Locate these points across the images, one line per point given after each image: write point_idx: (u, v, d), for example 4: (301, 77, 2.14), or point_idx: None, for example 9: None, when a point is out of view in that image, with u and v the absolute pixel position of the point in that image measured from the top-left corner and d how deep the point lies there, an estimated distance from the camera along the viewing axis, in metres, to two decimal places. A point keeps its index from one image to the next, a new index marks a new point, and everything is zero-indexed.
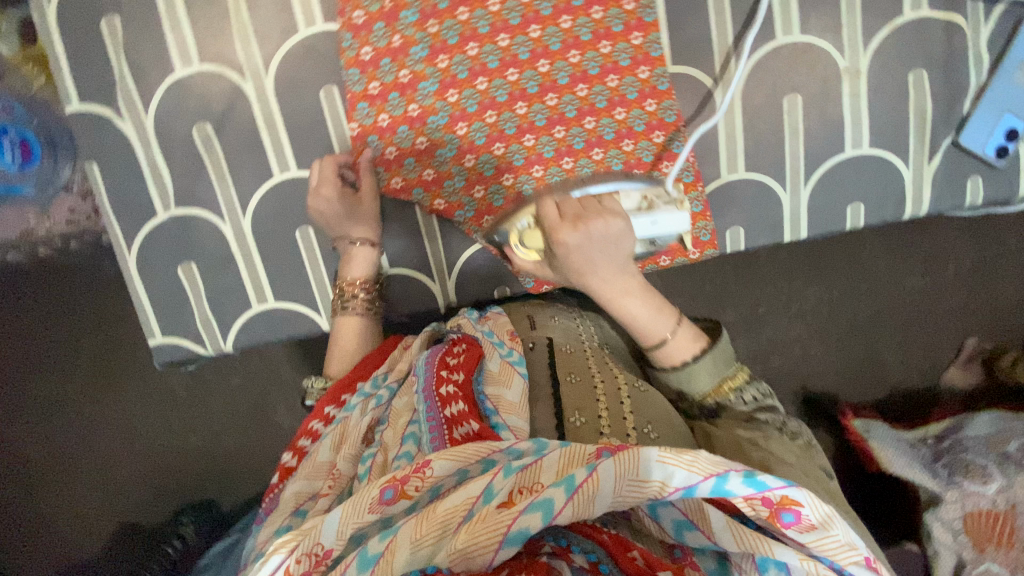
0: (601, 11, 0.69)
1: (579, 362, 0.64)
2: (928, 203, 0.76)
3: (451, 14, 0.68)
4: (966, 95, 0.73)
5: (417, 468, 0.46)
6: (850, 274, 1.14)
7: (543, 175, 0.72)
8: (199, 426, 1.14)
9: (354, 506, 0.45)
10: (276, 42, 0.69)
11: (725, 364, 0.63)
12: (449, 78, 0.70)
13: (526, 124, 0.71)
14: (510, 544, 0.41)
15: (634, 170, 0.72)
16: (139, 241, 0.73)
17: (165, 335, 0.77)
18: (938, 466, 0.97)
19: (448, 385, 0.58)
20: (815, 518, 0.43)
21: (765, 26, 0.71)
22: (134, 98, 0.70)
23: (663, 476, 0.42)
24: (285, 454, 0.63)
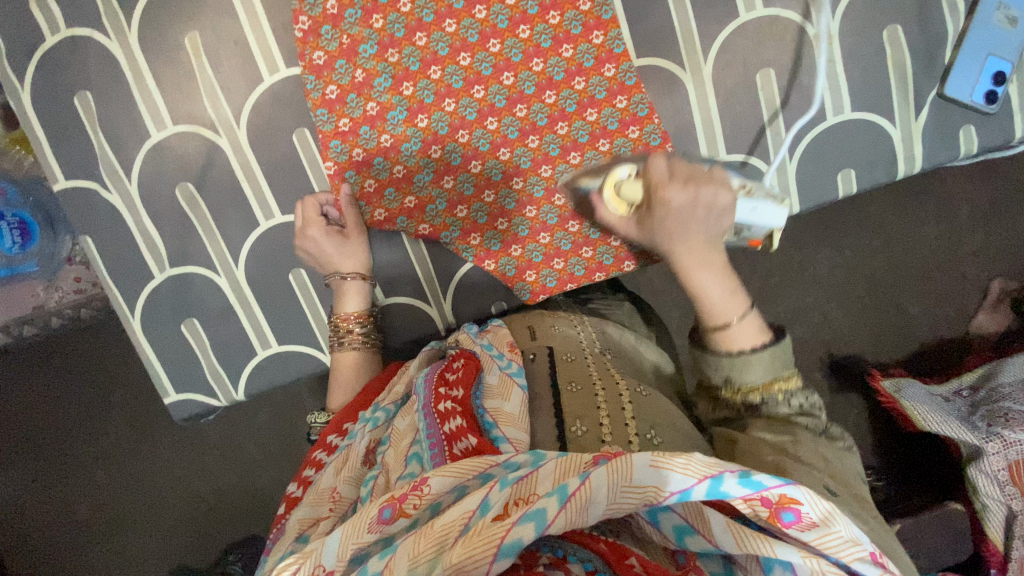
0: (559, 15, 0.69)
1: (580, 369, 0.63)
2: (921, 159, 0.74)
3: (410, 41, 0.68)
4: (946, 45, 0.71)
5: (415, 485, 0.46)
6: (861, 232, 1.15)
7: (524, 186, 0.73)
8: (233, 466, 1.17)
9: (353, 527, 0.45)
10: (243, 94, 0.70)
11: (782, 365, 0.57)
12: (417, 104, 0.70)
13: (499, 138, 0.71)
14: (504, 556, 0.38)
15: None
16: (141, 305, 0.75)
17: (178, 393, 0.78)
18: (975, 419, 0.94)
19: (446, 401, 0.56)
20: (816, 515, 0.42)
21: (726, 6, 0.69)
22: (117, 168, 0.71)
23: (658, 481, 0.41)
24: (290, 487, 0.63)
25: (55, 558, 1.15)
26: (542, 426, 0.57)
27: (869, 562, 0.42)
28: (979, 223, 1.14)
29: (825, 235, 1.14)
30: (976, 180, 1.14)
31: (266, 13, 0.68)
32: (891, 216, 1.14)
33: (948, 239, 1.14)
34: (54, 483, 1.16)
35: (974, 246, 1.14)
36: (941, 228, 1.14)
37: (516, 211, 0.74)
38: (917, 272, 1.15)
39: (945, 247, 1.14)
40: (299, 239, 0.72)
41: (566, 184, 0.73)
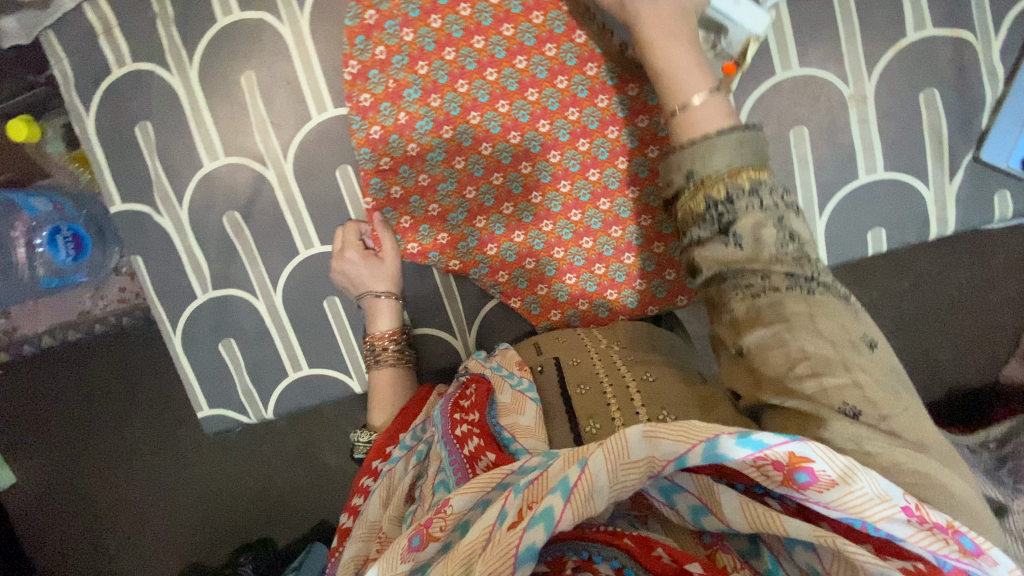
0: (596, 68, 0.71)
1: (588, 370, 0.63)
2: (954, 221, 0.74)
3: (452, 87, 0.71)
4: (983, 110, 0.71)
5: (439, 509, 0.48)
6: (891, 275, 1.14)
7: (553, 229, 0.75)
8: (254, 474, 1.20)
9: (387, 561, 0.47)
10: (291, 130, 0.73)
11: (752, 154, 0.51)
12: (455, 147, 0.73)
13: (532, 181, 0.74)
14: (523, 563, 0.40)
15: (642, 217, 0.74)
16: (183, 323, 0.79)
17: (211, 408, 0.82)
18: (1002, 474, 0.94)
19: (462, 426, 0.59)
20: (835, 473, 0.39)
21: (763, 63, 0.70)
22: (170, 194, 0.75)
23: (651, 449, 0.42)
24: (343, 516, 0.65)
25: (82, 548, 1.21)
26: (558, 431, 0.58)
27: (901, 517, 0.38)
28: (1013, 278, 1.12)
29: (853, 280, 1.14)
30: (1013, 234, 1.11)
31: (318, 55, 0.71)
32: (923, 265, 1.13)
33: (980, 291, 1.12)
34: (84, 480, 1.21)
35: (1006, 298, 1.12)
36: (973, 279, 1.12)
37: (544, 251, 0.76)
38: (947, 320, 1.13)
39: (976, 298, 1.13)
40: (335, 267, 0.75)
41: (594, 228, 0.75)
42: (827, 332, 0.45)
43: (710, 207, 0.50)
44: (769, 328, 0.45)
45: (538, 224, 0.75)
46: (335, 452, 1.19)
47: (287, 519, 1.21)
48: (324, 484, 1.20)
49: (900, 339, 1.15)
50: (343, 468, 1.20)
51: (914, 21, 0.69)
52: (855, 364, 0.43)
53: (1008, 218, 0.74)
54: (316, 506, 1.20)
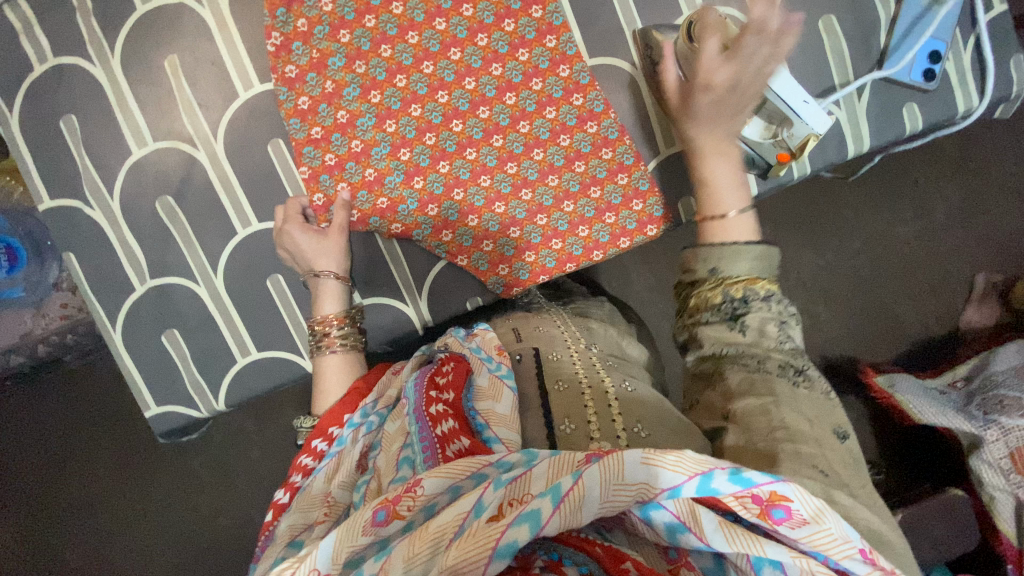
0: (512, 23, 0.73)
1: (566, 368, 0.63)
2: (869, 137, 0.77)
3: (376, 53, 0.73)
4: (879, 29, 0.75)
5: (408, 486, 0.46)
6: (838, 233, 1.17)
7: (491, 183, 0.76)
8: (223, 505, 1.15)
9: (347, 530, 0.45)
10: (219, 109, 0.73)
11: (767, 269, 0.61)
12: (385, 111, 0.74)
13: (465, 139, 0.75)
14: (500, 558, 0.38)
15: (576, 163, 0.76)
16: (122, 318, 0.77)
17: (159, 406, 0.78)
18: (971, 409, 0.95)
19: (437, 404, 0.57)
20: (808, 512, 0.40)
21: (669, 6, 0.75)
22: (99, 185, 0.74)
23: (649, 477, 0.40)
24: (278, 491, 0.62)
25: None
26: (532, 427, 0.58)
27: (859, 559, 0.40)
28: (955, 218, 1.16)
29: (803, 238, 1.17)
30: (947, 175, 1.16)
31: (240, 32, 0.72)
32: (866, 214, 1.17)
33: (924, 238, 1.17)
34: (41, 522, 1.14)
35: (949, 239, 1.16)
36: (915, 223, 1.17)
37: (485, 208, 0.76)
38: (899, 271, 1.17)
39: (920, 242, 1.17)
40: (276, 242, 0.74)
41: (531, 178, 0.76)
42: (807, 412, 0.52)
43: (726, 300, 0.60)
44: (759, 397, 0.53)
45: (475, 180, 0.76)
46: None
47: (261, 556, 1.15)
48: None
49: (858, 291, 1.17)
50: None
51: None
52: (828, 445, 0.50)
53: (918, 130, 0.77)
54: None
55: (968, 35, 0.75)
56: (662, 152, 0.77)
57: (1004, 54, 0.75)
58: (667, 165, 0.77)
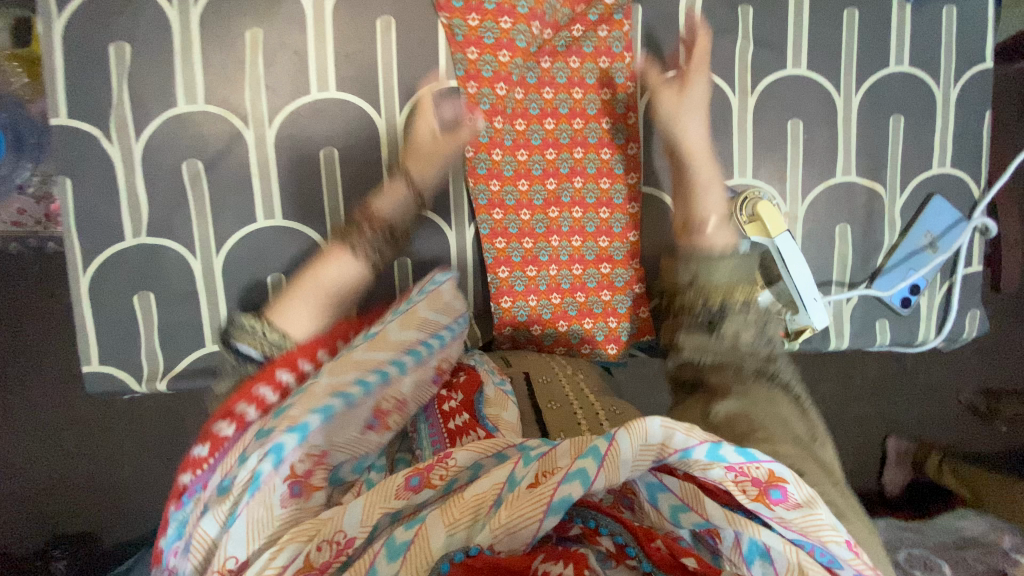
0: (581, 182, 0.77)
1: (558, 390, 0.65)
2: (847, 336, 0.87)
3: (541, 181, 0.76)
4: (879, 251, 0.85)
5: (440, 458, 0.47)
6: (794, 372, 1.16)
7: (566, 331, 0.78)
8: (93, 453, 1.03)
9: (379, 493, 0.44)
10: (285, 98, 0.72)
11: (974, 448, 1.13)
12: (497, 201, 0.76)
13: (555, 285, 0.78)
14: (554, 512, 0.39)
15: (604, 291, 0.79)
16: (98, 265, 0.71)
17: (100, 364, 0.73)
18: None
19: (450, 402, 0.57)
20: (802, 496, 0.42)
21: (726, 166, 0.81)
22: (129, 123, 0.70)
23: (665, 437, 0.42)
24: (220, 421, 0.52)
25: None
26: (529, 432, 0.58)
27: (845, 548, 0.41)
28: (893, 395, 1.17)
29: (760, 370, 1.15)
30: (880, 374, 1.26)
31: (334, 36, 0.72)
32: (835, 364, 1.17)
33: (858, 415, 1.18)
34: None
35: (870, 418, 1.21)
36: (867, 407, 1.17)
37: (593, 263, 0.78)
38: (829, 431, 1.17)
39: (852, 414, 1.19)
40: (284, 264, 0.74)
41: (621, 312, 0.80)
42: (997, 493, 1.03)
43: (705, 309, 0.65)
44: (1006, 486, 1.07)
45: (596, 264, 0.79)
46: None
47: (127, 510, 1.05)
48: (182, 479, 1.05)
49: None
50: None
51: (843, 165, 0.84)
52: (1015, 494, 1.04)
53: (884, 344, 0.88)
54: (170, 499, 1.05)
55: (945, 279, 0.87)
56: None
57: (964, 306, 0.89)
58: None
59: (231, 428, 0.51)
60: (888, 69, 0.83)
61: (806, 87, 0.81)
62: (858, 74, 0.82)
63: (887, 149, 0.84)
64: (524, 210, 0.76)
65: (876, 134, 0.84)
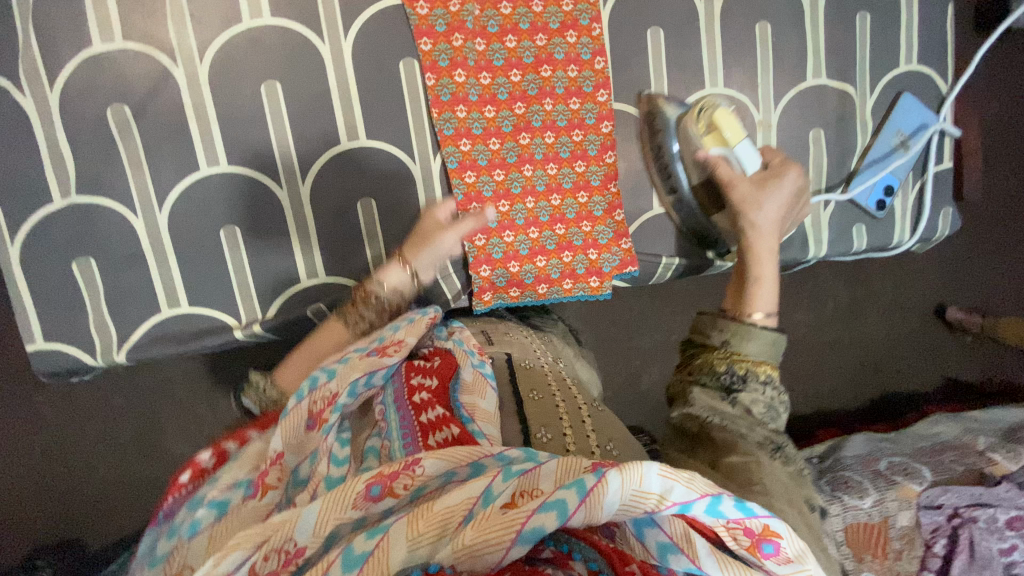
0: (551, 104, 0.73)
1: (540, 378, 0.61)
2: (826, 244, 0.86)
3: (509, 105, 0.72)
4: (853, 154, 0.84)
5: (406, 464, 0.43)
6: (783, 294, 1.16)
7: (545, 265, 0.76)
8: (65, 451, 0.98)
9: (336, 499, 0.41)
10: (215, 29, 0.65)
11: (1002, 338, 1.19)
12: (464, 130, 0.72)
13: (532, 218, 0.75)
14: (522, 543, 0.37)
15: (583, 222, 0.76)
16: (26, 232, 0.64)
17: (46, 341, 0.66)
18: (822, 482, 0.94)
19: (420, 394, 0.53)
20: (792, 550, 0.40)
21: (696, 77, 0.78)
22: (40, 72, 0.62)
23: (664, 489, 0.38)
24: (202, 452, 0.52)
25: None
26: (508, 431, 0.54)
27: None
28: (872, 307, 1.19)
29: None
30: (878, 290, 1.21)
31: None
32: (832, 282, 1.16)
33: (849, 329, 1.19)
34: None
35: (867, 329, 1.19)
36: (843, 320, 1.18)
37: (571, 191, 0.75)
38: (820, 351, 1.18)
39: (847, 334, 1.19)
40: (239, 215, 0.68)
41: (602, 242, 0.77)
42: None
43: (729, 372, 0.59)
44: None
45: (574, 193, 0.76)
46: (182, 439, 1.01)
47: (108, 514, 1.01)
48: (166, 471, 1.01)
49: None
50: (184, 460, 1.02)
51: (813, 69, 0.81)
52: None
53: (860, 249, 0.88)
54: (152, 497, 1.01)
55: (917, 178, 0.87)
56: (655, 209, 0.80)
57: (936, 206, 0.89)
58: (656, 222, 0.80)
59: (212, 459, 0.51)
60: None
61: None
62: None
63: (855, 47, 0.82)
64: (493, 138, 0.72)
65: (844, 33, 0.81)
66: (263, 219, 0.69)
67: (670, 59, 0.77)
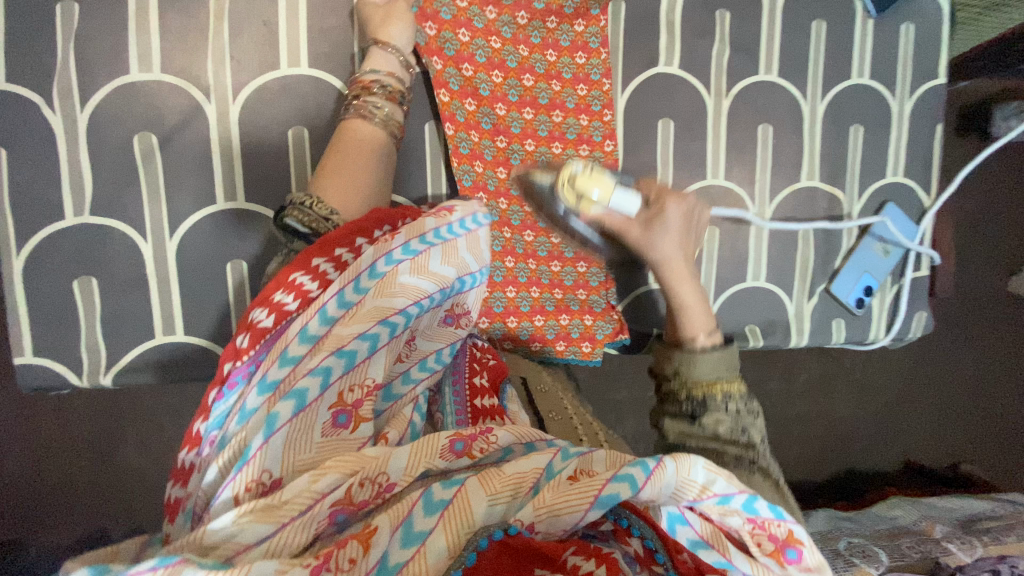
0: None
1: (557, 402, 0.67)
2: (807, 334, 0.90)
3: (520, 170, 0.75)
4: (838, 253, 0.89)
5: (483, 430, 0.44)
6: (763, 372, 1.19)
7: (542, 325, 0.78)
8: (15, 455, 0.95)
9: (425, 447, 0.41)
10: (252, 72, 0.67)
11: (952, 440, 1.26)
12: (480, 184, 0.74)
13: (535, 278, 0.77)
14: (600, 506, 0.37)
15: (580, 290, 0.79)
16: (32, 245, 0.64)
17: (34, 356, 0.66)
18: None
19: (479, 377, 0.55)
20: (814, 561, 0.41)
21: (701, 167, 0.83)
22: (73, 91, 0.63)
23: (706, 480, 0.40)
24: (254, 309, 0.45)
25: None
26: None
27: None
28: (846, 392, 1.22)
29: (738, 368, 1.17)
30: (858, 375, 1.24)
31: (308, 9, 0.68)
32: (810, 362, 1.20)
33: (821, 412, 1.22)
34: None
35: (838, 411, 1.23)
36: (817, 402, 1.21)
37: (571, 259, 0.78)
38: (792, 426, 1.21)
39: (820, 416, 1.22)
40: (248, 250, 0.69)
41: (597, 310, 0.80)
42: None
43: (688, 402, 0.58)
44: None
45: (574, 262, 0.79)
46: (139, 458, 0.98)
47: (51, 525, 0.97)
48: (118, 486, 0.98)
49: None
50: (144, 479, 0.98)
51: (808, 171, 0.87)
52: None
53: (839, 342, 0.92)
54: (98, 515, 0.98)
55: (895, 281, 0.93)
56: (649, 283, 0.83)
57: (910, 310, 0.94)
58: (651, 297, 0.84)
59: (272, 318, 0.44)
60: (851, 81, 0.87)
61: (776, 92, 0.84)
62: (824, 83, 0.86)
63: (847, 156, 0.88)
64: (502, 199, 0.75)
65: (838, 143, 0.87)
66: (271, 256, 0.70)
67: (678, 148, 0.82)
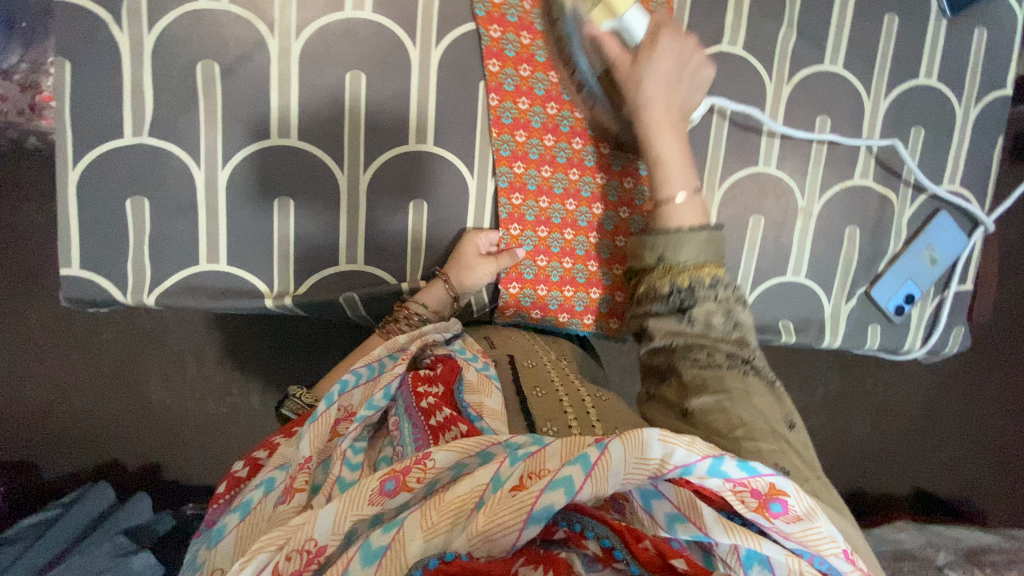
0: (608, 149, 0.75)
1: (544, 377, 0.62)
2: (841, 336, 0.89)
3: (568, 139, 0.74)
4: (883, 257, 0.87)
5: (417, 460, 0.45)
6: (792, 375, 1.17)
7: (571, 296, 0.77)
8: (49, 372, 0.98)
9: (352, 500, 0.43)
10: (316, 11, 0.67)
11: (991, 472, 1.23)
12: (521, 153, 0.73)
13: (568, 249, 0.76)
14: (534, 523, 0.38)
15: (617, 266, 0.78)
16: (90, 161, 0.66)
17: (81, 269, 0.68)
18: None
19: (427, 398, 0.55)
20: (802, 508, 0.41)
21: (753, 153, 0.81)
22: (141, 11, 0.64)
23: (664, 454, 0.40)
24: (236, 466, 0.57)
25: None
26: (514, 426, 0.55)
27: (841, 558, 0.41)
28: (875, 403, 1.20)
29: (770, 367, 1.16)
30: (893, 388, 1.20)
31: None
32: (837, 370, 1.18)
33: (841, 422, 1.20)
34: None
35: (859, 422, 1.20)
36: (844, 412, 1.19)
37: (610, 232, 0.77)
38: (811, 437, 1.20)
39: (850, 424, 1.20)
40: (295, 188, 0.70)
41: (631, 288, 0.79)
42: None
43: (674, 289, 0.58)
44: None
45: (613, 235, 0.77)
46: (165, 389, 1.01)
47: (70, 447, 1.00)
48: (142, 413, 1.00)
49: None
50: (167, 410, 1.01)
51: (862, 170, 0.85)
52: None
53: (872, 348, 0.90)
54: (121, 439, 1.01)
55: (937, 293, 0.90)
56: None
57: (950, 323, 0.92)
58: None
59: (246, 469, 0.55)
60: (918, 81, 0.84)
61: (839, 84, 0.82)
62: (890, 80, 0.83)
63: (904, 157, 0.85)
64: (546, 165, 0.74)
65: (897, 143, 0.85)
66: (317, 197, 0.71)
67: (730, 134, 0.80)
